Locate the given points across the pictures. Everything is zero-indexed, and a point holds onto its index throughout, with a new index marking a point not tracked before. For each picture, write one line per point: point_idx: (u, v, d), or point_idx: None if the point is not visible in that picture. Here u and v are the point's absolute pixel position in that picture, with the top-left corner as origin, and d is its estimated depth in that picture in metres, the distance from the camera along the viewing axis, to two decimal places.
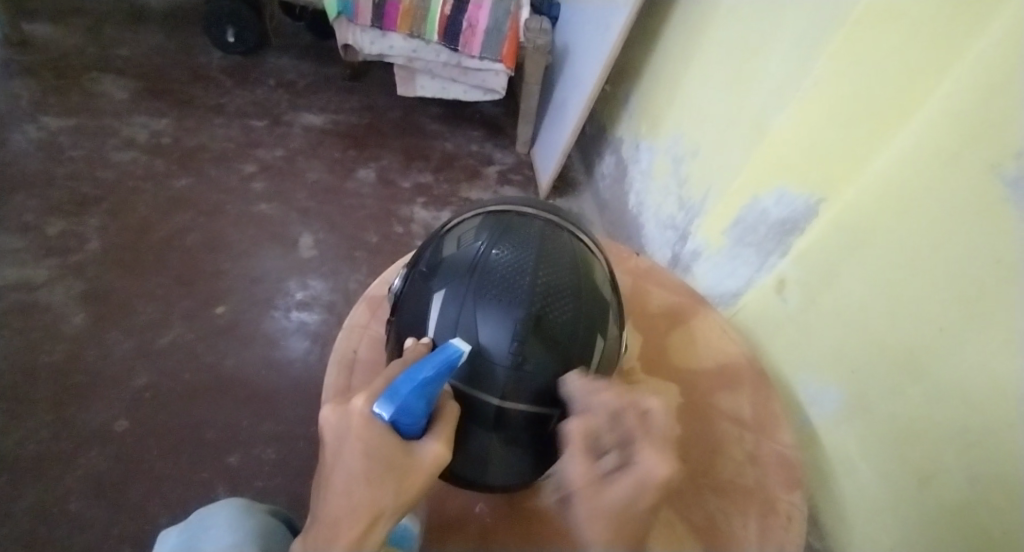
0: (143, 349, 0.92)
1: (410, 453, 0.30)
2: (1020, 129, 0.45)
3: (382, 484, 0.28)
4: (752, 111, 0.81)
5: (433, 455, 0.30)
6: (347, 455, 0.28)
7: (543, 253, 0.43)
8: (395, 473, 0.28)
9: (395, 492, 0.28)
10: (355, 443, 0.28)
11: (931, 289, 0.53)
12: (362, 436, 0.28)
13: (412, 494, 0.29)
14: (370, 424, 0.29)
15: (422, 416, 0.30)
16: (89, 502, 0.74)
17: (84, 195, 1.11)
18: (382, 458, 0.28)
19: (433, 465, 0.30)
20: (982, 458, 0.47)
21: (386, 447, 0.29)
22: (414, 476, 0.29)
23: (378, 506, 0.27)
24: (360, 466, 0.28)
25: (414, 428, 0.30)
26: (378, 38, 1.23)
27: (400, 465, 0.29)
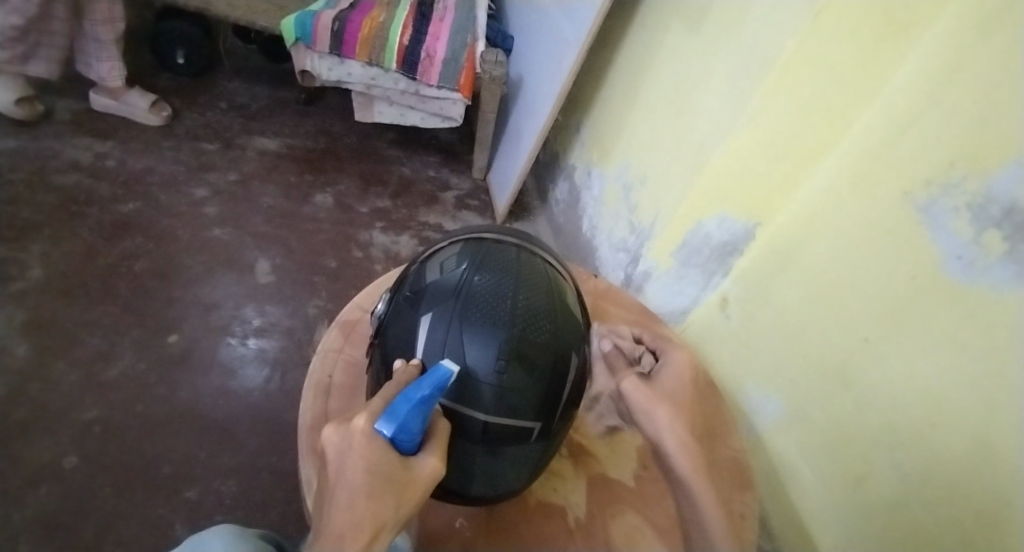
0: (90, 382, 0.87)
1: (409, 467, 0.33)
2: (925, 166, 0.54)
3: (383, 497, 0.30)
4: (693, 144, 0.89)
5: (429, 468, 0.34)
6: (350, 472, 0.31)
7: (521, 280, 0.47)
8: (395, 487, 0.31)
9: (395, 505, 0.31)
10: (359, 459, 0.31)
11: (858, 304, 0.61)
12: (366, 451, 0.31)
13: (409, 506, 0.32)
14: (372, 439, 0.32)
15: (418, 432, 0.33)
16: (35, 546, 0.70)
17: (21, 219, 1.04)
18: (382, 473, 0.31)
19: (427, 479, 0.33)
20: (909, 454, 0.54)
21: (386, 462, 0.32)
22: (411, 490, 0.32)
23: (380, 519, 0.29)
24: (362, 481, 0.30)
25: (411, 444, 0.33)
26: (336, 65, 1.24)
27: (399, 479, 0.32)
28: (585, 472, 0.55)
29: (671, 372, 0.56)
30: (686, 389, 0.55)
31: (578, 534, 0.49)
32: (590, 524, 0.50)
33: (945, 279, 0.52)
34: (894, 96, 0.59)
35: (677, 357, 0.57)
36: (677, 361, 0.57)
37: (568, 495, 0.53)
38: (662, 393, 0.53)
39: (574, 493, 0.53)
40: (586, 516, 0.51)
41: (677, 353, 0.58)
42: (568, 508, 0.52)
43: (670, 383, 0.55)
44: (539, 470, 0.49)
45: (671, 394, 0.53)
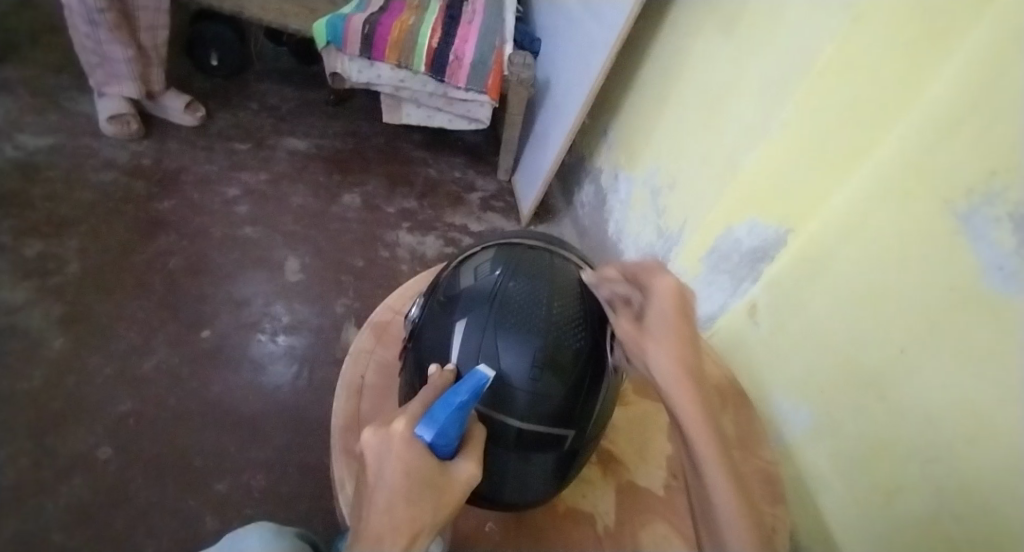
0: (125, 375, 0.90)
1: (447, 471, 0.33)
2: (966, 173, 0.52)
3: (421, 501, 0.30)
4: (724, 150, 0.88)
5: (467, 473, 0.33)
6: (388, 476, 0.31)
7: (555, 286, 0.47)
8: (433, 491, 0.31)
9: (433, 509, 0.31)
10: (397, 462, 0.31)
11: (894, 315, 0.59)
12: (404, 456, 0.31)
13: (447, 510, 0.32)
14: (411, 443, 0.32)
15: (456, 437, 0.33)
16: (71, 533, 0.72)
17: (64, 216, 1.08)
18: (420, 477, 0.31)
19: (465, 483, 0.33)
20: (945, 471, 0.52)
21: (425, 467, 0.32)
22: (450, 495, 0.32)
23: (418, 523, 0.29)
24: (400, 485, 0.30)
25: (449, 448, 0.33)
26: (365, 67, 1.25)
27: (436, 484, 0.32)
28: (613, 479, 0.54)
29: (659, 304, 0.46)
30: (676, 324, 0.45)
31: (607, 541, 0.49)
32: (619, 531, 0.50)
33: (985, 291, 0.49)
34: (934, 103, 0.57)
35: (662, 283, 0.47)
36: (663, 289, 0.47)
37: (597, 502, 0.52)
38: (649, 332, 0.46)
39: (604, 500, 0.53)
40: (615, 523, 0.50)
41: (666, 277, 0.48)
42: (597, 515, 0.51)
43: (656, 318, 0.46)
44: (569, 477, 0.48)
45: (662, 329, 0.46)
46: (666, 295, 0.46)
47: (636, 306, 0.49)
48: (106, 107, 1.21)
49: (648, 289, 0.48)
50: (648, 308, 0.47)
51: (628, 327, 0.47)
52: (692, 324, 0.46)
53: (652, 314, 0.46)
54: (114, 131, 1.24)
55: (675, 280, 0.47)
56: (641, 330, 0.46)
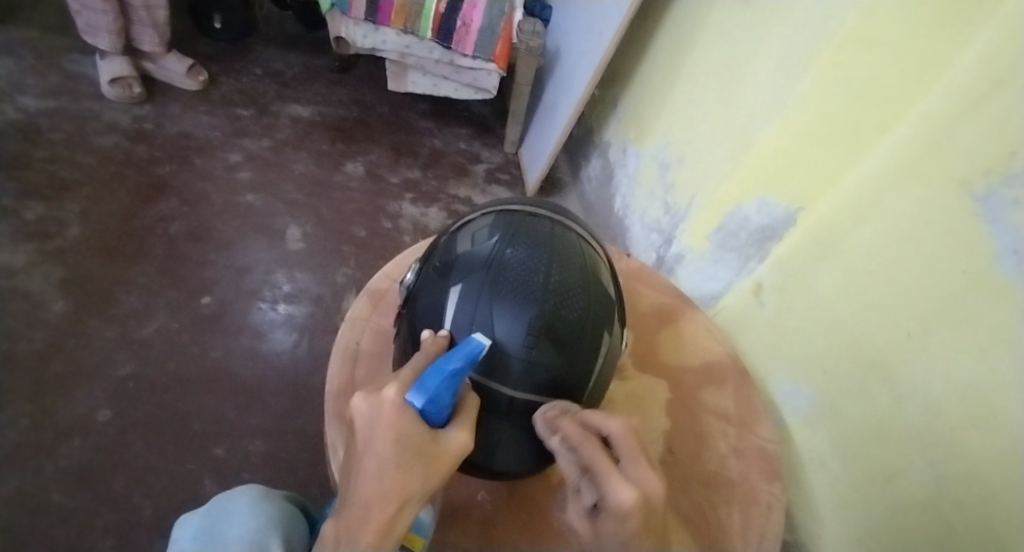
0: (126, 339, 0.91)
1: (439, 440, 0.32)
2: (987, 151, 0.49)
3: (411, 470, 0.30)
4: (737, 123, 0.85)
5: (460, 443, 0.33)
6: (379, 444, 0.30)
7: (554, 254, 0.46)
8: (423, 460, 0.31)
9: (423, 477, 0.31)
10: (388, 430, 0.30)
11: (903, 297, 0.57)
12: (395, 424, 0.31)
13: (437, 479, 0.32)
14: (402, 410, 0.31)
15: (448, 405, 0.33)
16: (71, 492, 0.74)
17: (64, 179, 1.08)
18: (411, 445, 0.31)
19: (457, 452, 0.33)
20: (946, 455, 0.52)
21: (416, 435, 0.31)
22: (440, 463, 0.32)
23: (406, 493, 0.30)
24: (390, 454, 0.30)
25: (440, 416, 0.33)
26: (371, 32, 1.21)
27: (427, 452, 0.31)
28: None
29: (615, 521, 0.35)
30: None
31: None
32: None
33: (998, 275, 0.47)
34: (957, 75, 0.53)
35: (616, 497, 0.35)
36: (618, 503, 0.35)
37: None
38: (604, 543, 0.37)
39: None
40: None
41: (623, 485, 0.35)
42: None
43: (608, 533, 0.36)
44: None
45: (621, 548, 0.36)
46: (618, 513, 0.35)
47: (588, 499, 0.38)
48: (107, 69, 1.20)
49: (603, 492, 0.36)
50: (602, 515, 0.37)
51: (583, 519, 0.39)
52: (654, 529, 0.36)
53: (605, 524, 0.36)
54: (115, 94, 1.22)
55: (634, 489, 0.35)
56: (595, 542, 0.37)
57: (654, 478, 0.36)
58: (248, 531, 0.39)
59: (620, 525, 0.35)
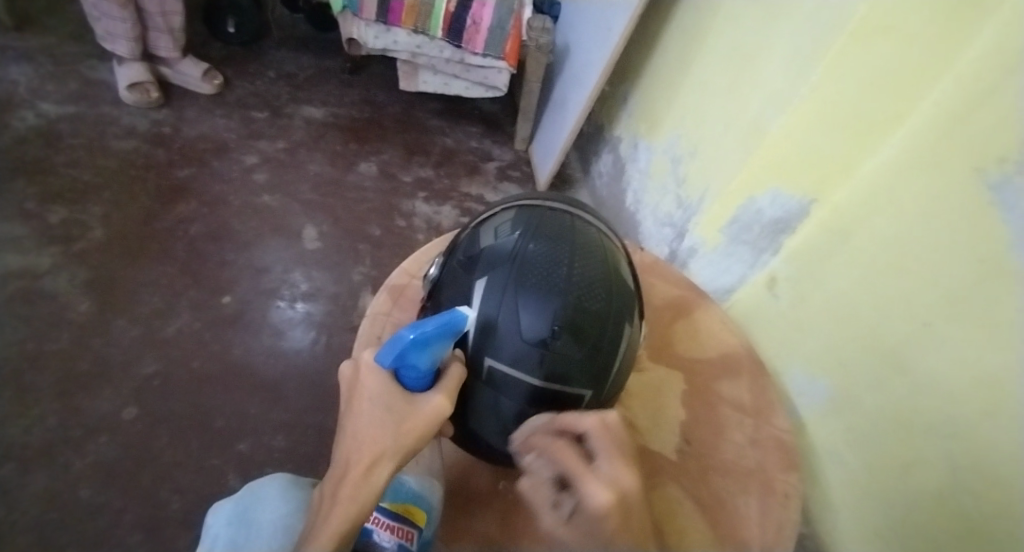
0: (150, 338, 0.93)
1: (413, 402, 0.37)
2: (1000, 140, 0.49)
3: (383, 424, 0.35)
4: (748, 115, 0.84)
5: (433, 405, 0.37)
6: (357, 405, 0.36)
7: (575, 247, 0.47)
8: (395, 417, 0.36)
9: (395, 433, 0.35)
10: (363, 390, 0.37)
11: (918, 287, 0.57)
12: (369, 383, 0.37)
13: (411, 436, 0.35)
14: (375, 372, 0.37)
15: (419, 368, 0.37)
16: (100, 487, 0.76)
17: (86, 183, 1.10)
18: (384, 404, 0.36)
19: (431, 414, 0.37)
20: (964, 446, 0.51)
21: (388, 395, 0.37)
22: (413, 422, 0.36)
23: (379, 446, 0.34)
24: (365, 411, 0.36)
25: (414, 379, 0.38)
26: (382, 33, 1.23)
27: (399, 411, 0.36)
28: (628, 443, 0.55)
29: (590, 520, 0.35)
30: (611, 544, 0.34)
31: None
32: None
33: (1014, 264, 0.47)
34: (967, 66, 0.54)
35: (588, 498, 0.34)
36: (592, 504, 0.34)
37: None
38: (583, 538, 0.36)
39: None
40: None
41: (595, 485, 0.35)
42: None
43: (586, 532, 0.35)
44: None
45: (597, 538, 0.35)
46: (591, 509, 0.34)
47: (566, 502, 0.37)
48: (125, 75, 1.23)
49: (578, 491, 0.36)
50: (575, 515, 0.36)
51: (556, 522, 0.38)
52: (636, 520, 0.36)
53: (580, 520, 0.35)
54: (132, 99, 1.25)
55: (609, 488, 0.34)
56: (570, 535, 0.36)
57: (629, 477, 0.36)
58: (281, 515, 0.41)
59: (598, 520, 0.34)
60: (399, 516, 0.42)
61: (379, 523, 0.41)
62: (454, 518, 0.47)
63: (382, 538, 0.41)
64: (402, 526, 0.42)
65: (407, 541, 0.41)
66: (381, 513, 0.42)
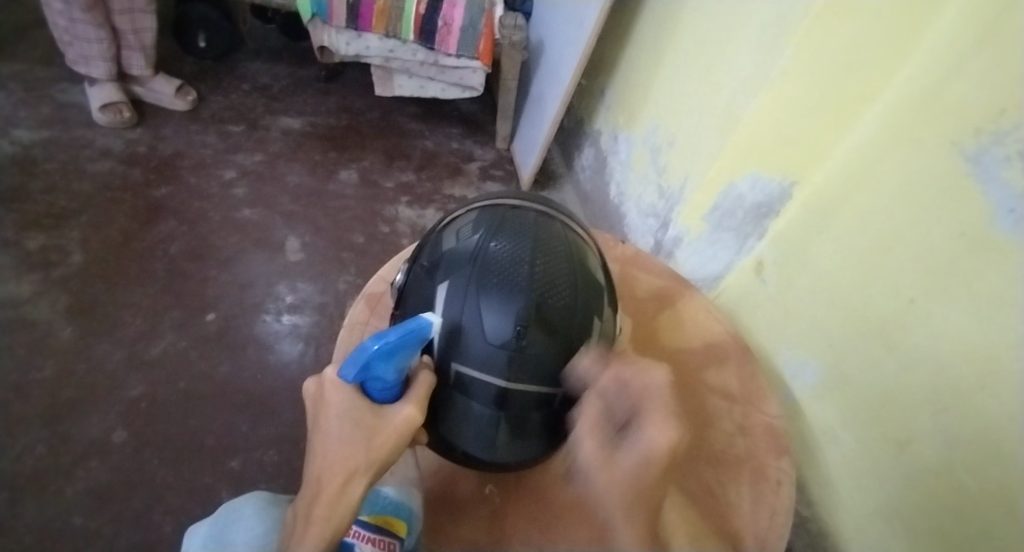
0: (135, 360, 0.92)
1: (382, 415, 0.36)
2: (974, 111, 0.49)
3: (353, 440, 0.34)
4: (724, 100, 0.84)
5: (403, 415, 0.36)
6: (324, 423, 0.35)
7: (538, 243, 0.46)
8: (365, 433, 0.35)
9: (366, 448, 0.34)
10: (329, 407, 0.35)
11: (902, 263, 0.57)
12: (335, 399, 0.36)
13: (383, 450, 0.35)
14: (341, 387, 0.36)
15: (386, 379, 0.36)
16: (91, 515, 0.75)
17: (64, 208, 1.09)
18: (352, 420, 0.35)
19: (403, 425, 0.36)
20: (956, 419, 0.52)
21: (357, 410, 0.35)
22: (384, 435, 0.35)
23: (350, 463, 0.33)
24: (333, 428, 0.35)
25: (382, 391, 0.37)
26: (353, 39, 1.22)
27: (369, 425, 0.35)
28: None
29: (638, 452, 0.37)
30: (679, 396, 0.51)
31: None
32: None
33: (996, 234, 0.47)
34: (940, 40, 0.53)
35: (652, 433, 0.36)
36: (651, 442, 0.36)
37: None
38: None
39: None
40: None
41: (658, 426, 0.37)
42: None
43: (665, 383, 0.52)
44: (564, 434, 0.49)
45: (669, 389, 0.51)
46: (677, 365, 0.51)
47: None
48: (97, 96, 1.22)
49: None
50: None
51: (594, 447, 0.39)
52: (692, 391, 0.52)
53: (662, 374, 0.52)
54: (106, 120, 1.23)
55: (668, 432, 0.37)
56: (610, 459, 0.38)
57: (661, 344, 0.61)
58: (257, 536, 0.40)
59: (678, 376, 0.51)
60: (380, 529, 0.42)
61: (359, 536, 0.41)
62: (438, 525, 0.46)
63: (364, 550, 0.40)
64: (383, 538, 0.42)
65: None
66: (360, 526, 0.42)
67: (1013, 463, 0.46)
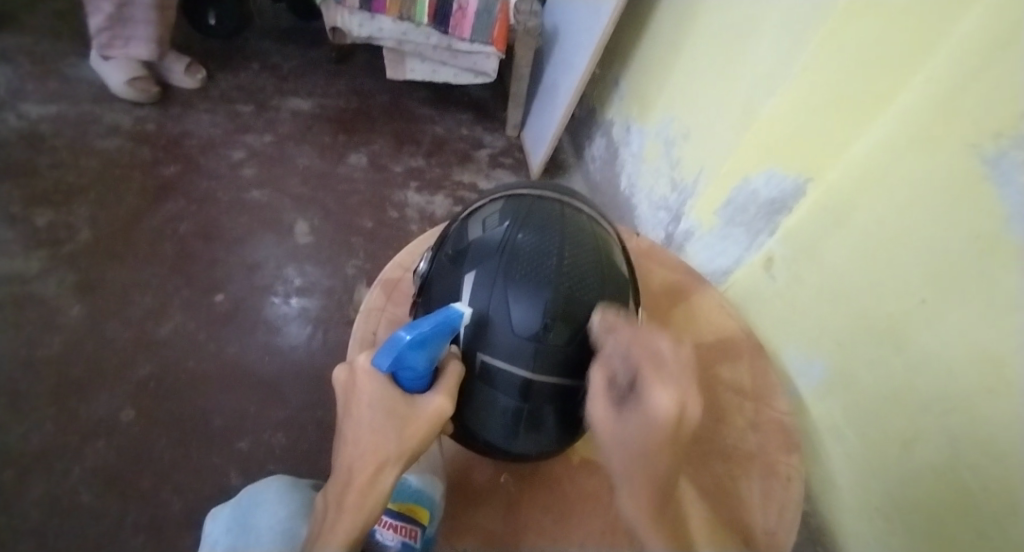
0: (144, 339, 0.92)
1: (414, 405, 0.36)
2: (993, 113, 0.48)
3: (386, 430, 0.34)
4: (741, 94, 0.83)
5: (434, 406, 0.36)
6: (355, 411, 0.35)
7: (566, 235, 0.46)
8: (397, 422, 0.35)
9: (397, 438, 0.34)
10: (361, 396, 0.35)
11: (915, 265, 0.57)
12: (367, 388, 0.36)
13: (414, 440, 0.35)
14: (373, 375, 0.36)
15: (419, 369, 0.36)
16: (99, 492, 0.76)
17: (72, 185, 1.08)
18: (384, 410, 0.35)
19: (434, 415, 0.36)
20: (962, 421, 0.52)
21: (389, 398, 0.35)
22: (416, 425, 0.35)
23: (382, 453, 0.34)
24: (365, 417, 0.35)
25: (414, 381, 0.37)
26: (366, 21, 1.19)
27: (401, 415, 0.35)
28: None
29: (644, 420, 0.36)
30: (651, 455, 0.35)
31: None
32: None
33: (1012, 238, 0.47)
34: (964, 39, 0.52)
35: (655, 402, 0.35)
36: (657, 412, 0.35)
37: None
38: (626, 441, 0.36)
39: None
40: None
41: (664, 390, 0.35)
42: None
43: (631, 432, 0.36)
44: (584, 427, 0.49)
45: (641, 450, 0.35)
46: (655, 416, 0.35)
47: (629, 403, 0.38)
48: (121, 70, 1.20)
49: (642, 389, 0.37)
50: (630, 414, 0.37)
51: (605, 412, 0.39)
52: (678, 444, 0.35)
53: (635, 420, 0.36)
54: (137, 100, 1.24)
55: (674, 395, 0.35)
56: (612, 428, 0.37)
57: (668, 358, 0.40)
58: (280, 518, 0.41)
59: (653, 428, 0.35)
60: (402, 516, 0.45)
61: (383, 523, 0.44)
62: (456, 511, 0.46)
63: (386, 536, 0.44)
64: (405, 525, 0.44)
65: (410, 538, 0.44)
66: (385, 514, 0.45)
67: (1016, 467, 0.46)
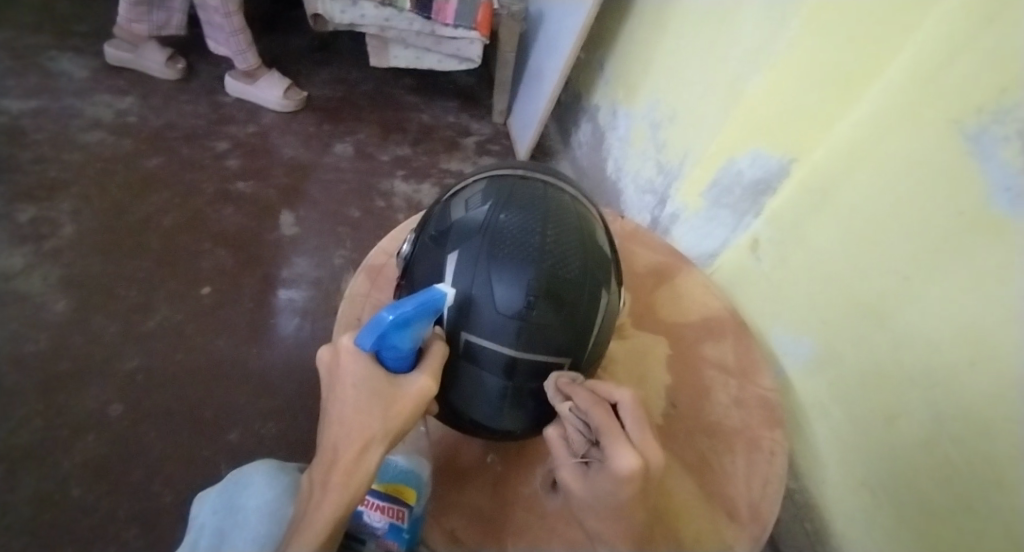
0: (132, 333, 0.91)
1: (398, 384, 0.36)
2: (975, 89, 0.48)
3: (370, 410, 0.34)
4: (726, 75, 0.83)
5: (418, 386, 0.37)
6: (339, 391, 0.35)
7: (548, 214, 0.46)
8: (382, 401, 0.35)
9: (382, 417, 0.35)
10: (345, 375, 0.35)
11: (899, 242, 0.57)
12: (350, 368, 0.36)
13: (398, 419, 0.35)
14: (357, 356, 0.36)
15: (402, 350, 0.37)
16: (91, 486, 0.76)
17: (52, 179, 1.06)
18: (369, 389, 0.35)
19: (418, 395, 0.37)
20: (946, 394, 0.53)
21: (373, 378, 0.36)
22: (400, 404, 0.36)
23: (368, 431, 0.34)
24: (350, 397, 0.35)
25: (397, 360, 0.37)
26: (348, 7, 1.17)
27: (386, 394, 0.35)
28: None
29: (608, 485, 0.36)
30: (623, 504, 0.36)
31: None
32: None
33: (993, 213, 0.47)
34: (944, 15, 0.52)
35: (617, 466, 0.34)
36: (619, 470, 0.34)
37: None
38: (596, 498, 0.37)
39: None
40: None
41: (625, 450, 0.34)
42: None
43: (600, 489, 0.37)
44: None
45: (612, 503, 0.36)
46: (613, 475, 0.34)
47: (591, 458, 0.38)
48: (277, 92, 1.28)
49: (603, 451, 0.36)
50: (596, 472, 0.37)
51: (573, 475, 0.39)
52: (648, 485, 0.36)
53: (596, 477, 0.37)
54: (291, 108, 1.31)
55: (635, 454, 0.34)
56: (586, 488, 0.37)
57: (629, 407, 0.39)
58: (268, 500, 0.41)
59: (617, 487, 0.35)
60: (390, 497, 0.44)
61: (369, 504, 0.43)
62: (443, 492, 0.47)
63: (374, 518, 0.43)
64: (393, 506, 0.43)
65: (399, 519, 0.43)
66: (370, 495, 0.43)
67: (1004, 441, 0.47)
